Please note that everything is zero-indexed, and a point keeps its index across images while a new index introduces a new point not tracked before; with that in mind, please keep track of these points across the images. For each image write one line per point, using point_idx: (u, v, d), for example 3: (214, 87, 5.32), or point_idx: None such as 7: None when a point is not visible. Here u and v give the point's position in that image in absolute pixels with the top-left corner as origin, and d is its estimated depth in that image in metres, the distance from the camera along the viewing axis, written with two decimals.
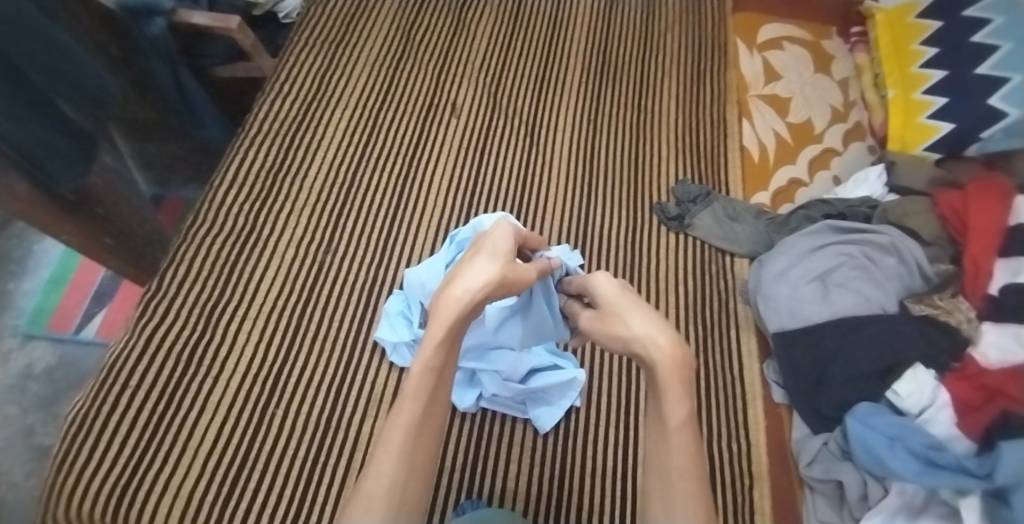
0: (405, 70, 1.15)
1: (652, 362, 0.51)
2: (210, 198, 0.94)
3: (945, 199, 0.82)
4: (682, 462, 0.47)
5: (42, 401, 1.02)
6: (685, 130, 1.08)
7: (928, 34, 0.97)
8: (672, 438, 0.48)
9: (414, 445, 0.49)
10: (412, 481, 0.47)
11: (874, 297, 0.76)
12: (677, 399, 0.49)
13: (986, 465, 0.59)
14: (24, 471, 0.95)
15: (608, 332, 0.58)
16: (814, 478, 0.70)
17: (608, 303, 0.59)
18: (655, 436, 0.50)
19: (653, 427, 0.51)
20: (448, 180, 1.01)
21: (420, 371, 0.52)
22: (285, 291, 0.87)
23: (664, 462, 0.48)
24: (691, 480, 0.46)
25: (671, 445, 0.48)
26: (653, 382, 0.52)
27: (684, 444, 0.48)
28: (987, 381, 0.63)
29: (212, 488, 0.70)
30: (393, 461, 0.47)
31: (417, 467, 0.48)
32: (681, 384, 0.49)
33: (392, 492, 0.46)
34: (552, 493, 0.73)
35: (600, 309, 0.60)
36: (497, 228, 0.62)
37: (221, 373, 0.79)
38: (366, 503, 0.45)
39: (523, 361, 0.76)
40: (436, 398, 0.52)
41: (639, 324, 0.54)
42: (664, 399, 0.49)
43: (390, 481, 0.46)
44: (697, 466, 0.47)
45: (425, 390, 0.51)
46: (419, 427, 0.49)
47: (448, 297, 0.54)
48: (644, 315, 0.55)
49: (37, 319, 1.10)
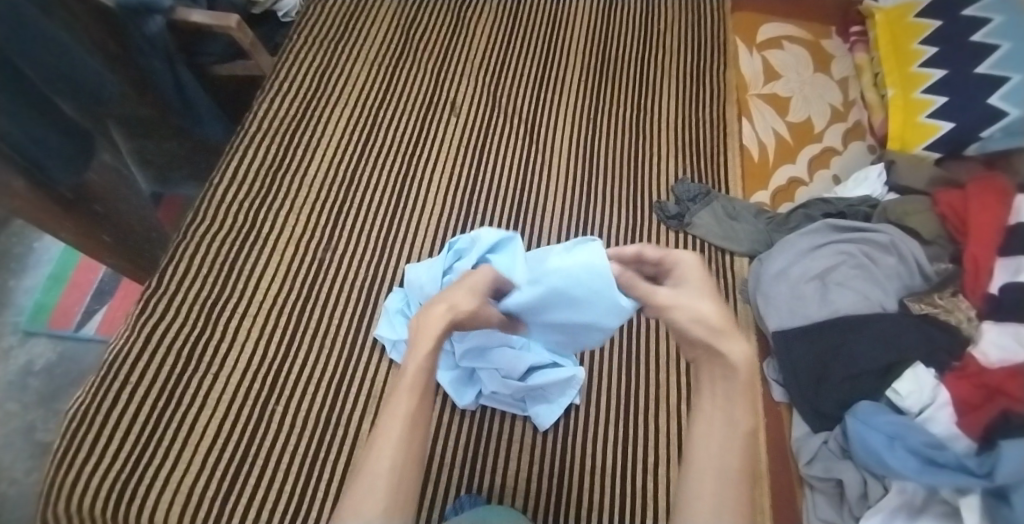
0: (404, 69, 1.15)
1: (731, 363, 0.42)
2: (210, 195, 0.94)
3: (946, 197, 0.82)
4: (737, 468, 0.40)
5: (43, 398, 1.02)
6: (684, 129, 1.08)
7: (927, 33, 0.97)
8: (734, 442, 0.41)
9: (412, 432, 0.44)
10: (410, 464, 0.43)
11: (873, 296, 0.76)
12: (743, 402, 0.42)
13: (987, 465, 0.59)
14: (25, 467, 0.95)
15: (691, 319, 0.44)
16: (814, 477, 0.70)
17: (692, 288, 0.47)
18: (710, 430, 0.42)
19: (705, 422, 0.42)
20: (447, 179, 1.01)
21: (412, 366, 0.46)
22: (285, 288, 0.87)
23: (719, 462, 0.40)
24: (741, 487, 0.40)
25: (730, 448, 0.41)
26: (720, 376, 0.43)
27: (743, 448, 0.41)
28: (987, 380, 0.63)
29: (212, 484, 0.70)
30: (393, 444, 0.43)
31: (416, 450, 0.44)
32: (751, 390, 0.42)
33: (390, 475, 0.42)
34: (552, 491, 0.73)
35: (672, 292, 0.46)
36: (480, 276, 0.54)
37: (221, 370, 0.79)
38: (367, 487, 0.41)
39: (523, 359, 0.73)
40: (430, 387, 0.46)
41: (716, 316, 0.44)
42: (734, 401, 0.42)
43: (389, 463, 0.42)
44: (748, 477, 0.40)
45: (420, 383, 0.45)
46: (415, 415, 0.44)
47: (431, 310, 0.48)
48: (717, 306, 0.45)
49: (37, 317, 1.10)
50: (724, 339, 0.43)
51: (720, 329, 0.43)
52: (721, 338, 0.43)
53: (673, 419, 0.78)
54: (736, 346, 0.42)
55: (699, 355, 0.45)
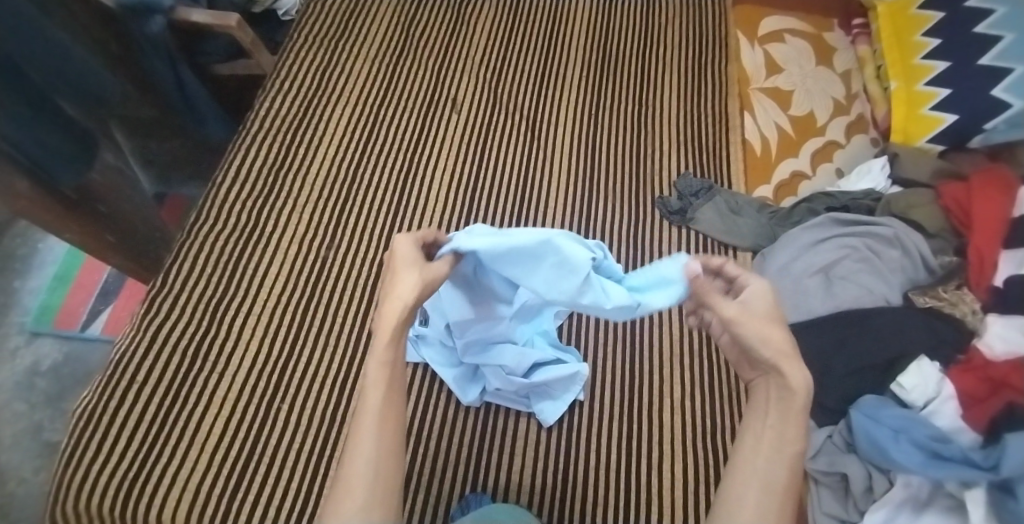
0: (405, 66, 1.15)
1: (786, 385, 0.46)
2: (213, 195, 0.94)
3: (949, 191, 0.82)
4: (784, 484, 0.44)
5: (50, 397, 1.03)
6: (686, 123, 1.07)
7: (931, 24, 0.96)
8: (781, 458, 0.45)
9: (384, 429, 0.46)
10: (387, 457, 0.45)
11: (878, 289, 0.76)
12: (794, 425, 0.45)
13: (992, 458, 0.59)
14: (33, 467, 0.95)
15: (756, 338, 0.46)
16: (819, 471, 0.69)
17: (761, 311, 0.48)
18: (760, 450, 0.45)
19: (754, 437, 0.47)
20: (450, 175, 1.01)
21: (374, 365, 0.48)
22: (289, 287, 0.87)
23: (767, 474, 0.44)
24: (786, 500, 0.44)
25: (777, 463, 0.44)
26: (773, 394, 0.47)
27: (791, 464, 0.45)
28: (993, 373, 0.63)
29: (220, 481, 0.70)
30: (365, 442, 0.45)
31: (391, 443, 0.46)
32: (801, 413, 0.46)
33: (366, 472, 0.44)
34: (558, 488, 0.73)
35: (742, 309, 0.47)
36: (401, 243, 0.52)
37: (227, 369, 0.79)
38: (346, 486, 0.43)
39: (526, 356, 0.73)
40: (396, 380, 0.48)
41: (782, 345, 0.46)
42: (785, 421, 0.46)
43: (365, 461, 0.44)
44: (793, 491, 0.44)
45: (383, 377, 0.47)
46: (383, 411, 0.47)
47: (384, 306, 0.48)
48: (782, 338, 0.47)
49: (42, 318, 1.10)
50: (789, 364, 0.46)
51: (782, 354, 0.46)
52: (785, 362, 0.46)
53: (677, 414, 0.78)
54: (796, 371, 0.46)
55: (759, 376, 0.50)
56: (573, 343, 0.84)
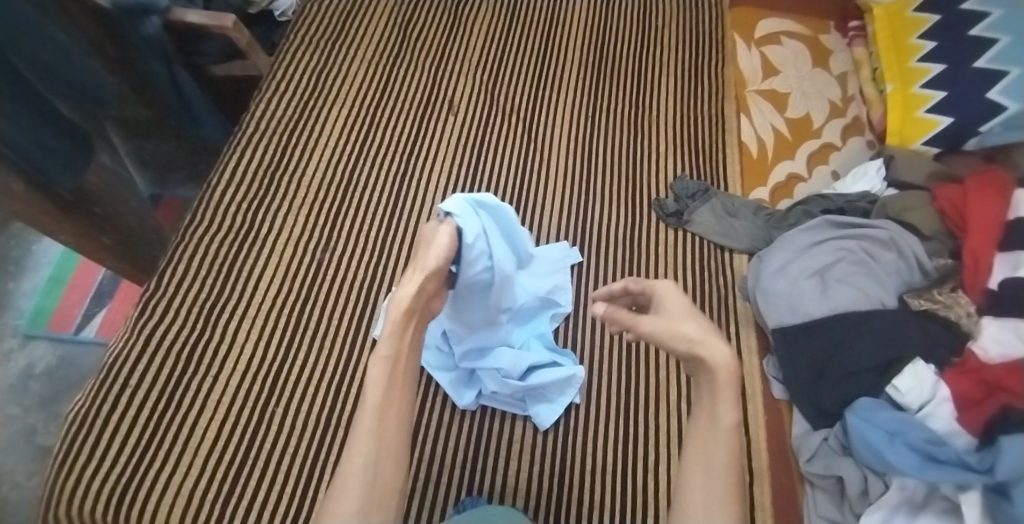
0: (402, 68, 1.15)
1: (712, 368, 0.48)
2: (208, 197, 0.94)
3: (945, 193, 0.82)
4: (725, 461, 0.45)
5: (44, 400, 1.02)
6: (682, 125, 1.07)
7: (926, 27, 0.97)
8: (718, 438, 0.46)
9: (384, 428, 0.47)
10: (385, 459, 0.46)
11: (873, 292, 0.76)
12: (727, 396, 0.47)
13: (987, 461, 0.59)
14: (26, 471, 0.95)
15: (682, 340, 0.50)
16: (815, 474, 0.70)
17: (676, 312, 0.53)
18: (701, 432, 0.47)
19: (696, 425, 0.48)
20: (446, 177, 1.01)
21: (375, 360, 0.49)
22: (284, 290, 0.87)
23: (706, 453, 0.46)
24: (728, 476, 0.44)
25: (714, 443, 0.46)
26: (704, 378, 0.49)
27: (729, 444, 0.46)
28: (987, 376, 0.63)
29: (213, 486, 0.70)
30: (365, 441, 0.45)
31: (390, 445, 0.47)
32: (733, 387, 0.47)
33: (364, 472, 0.44)
34: (553, 491, 0.73)
35: (657, 318, 0.53)
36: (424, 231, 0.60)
37: (220, 372, 0.79)
38: (341, 487, 0.44)
39: (523, 358, 0.74)
40: (398, 376, 0.49)
41: (698, 330, 0.50)
42: (717, 400, 0.47)
43: (364, 461, 0.45)
44: (735, 467, 0.45)
45: (386, 372, 0.49)
46: (384, 408, 0.47)
47: (392, 300, 0.52)
48: (702, 325, 0.50)
49: (36, 320, 1.10)
50: (704, 346, 0.49)
51: (699, 338, 0.49)
52: (700, 347, 0.49)
53: (675, 418, 0.78)
54: (715, 351, 0.48)
55: (692, 366, 0.51)
56: (570, 345, 0.84)
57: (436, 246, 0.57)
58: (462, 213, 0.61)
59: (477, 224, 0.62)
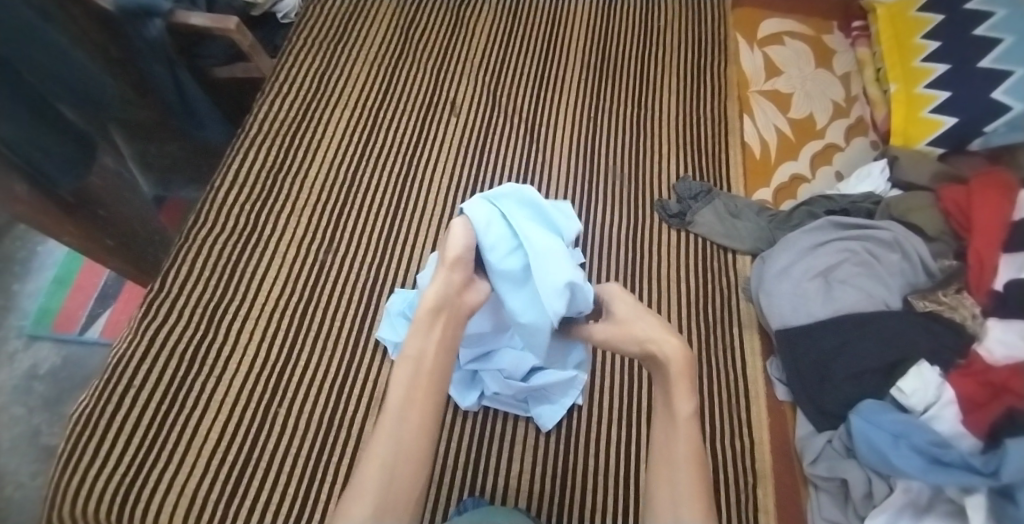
0: (404, 69, 1.15)
1: (665, 367, 0.55)
2: (211, 199, 0.94)
3: (950, 194, 0.81)
4: (686, 447, 0.51)
5: (48, 401, 1.03)
6: (685, 125, 1.07)
7: (930, 27, 0.96)
8: (680, 428, 0.53)
9: (403, 431, 0.50)
10: (403, 461, 0.49)
11: (878, 293, 0.76)
12: (681, 391, 0.54)
13: (992, 463, 0.58)
14: (30, 471, 0.95)
15: (637, 343, 0.57)
16: (818, 476, 0.69)
17: (626, 315, 0.59)
18: (663, 425, 0.54)
19: (658, 418, 0.55)
20: (448, 179, 1.01)
21: (400, 361, 0.53)
22: (287, 291, 0.87)
23: (669, 445, 0.52)
24: (691, 463, 0.51)
25: (677, 433, 0.52)
26: (660, 375, 0.56)
27: (688, 433, 0.52)
28: (993, 378, 0.63)
29: (217, 486, 0.70)
30: (383, 444, 0.48)
31: (408, 447, 0.49)
32: (686, 381, 0.54)
33: (381, 472, 0.47)
34: (556, 492, 0.73)
35: (611, 326, 0.60)
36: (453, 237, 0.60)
37: (224, 373, 0.79)
38: (360, 487, 0.47)
39: (525, 360, 0.73)
40: (421, 378, 0.52)
41: (649, 331, 0.56)
42: (674, 394, 0.54)
43: (381, 460, 0.48)
44: (696, 453, 0.51)
45: (406, 376, 0.52)
46: (404, 411, 0.50)
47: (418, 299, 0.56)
48: (653, 324, 0.57)
49: (41, 321, 1.10)
50: (656, 344, 0.56)
51: (648, 339, 0.56)
52: (653, 345, 0.56)
53: None
54: (666, 348, 0.55)
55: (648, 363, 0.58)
56: None
57: (453, 237, 0.58)
58: (475, 201, 0.60)
59: (492, 210, 0.59)
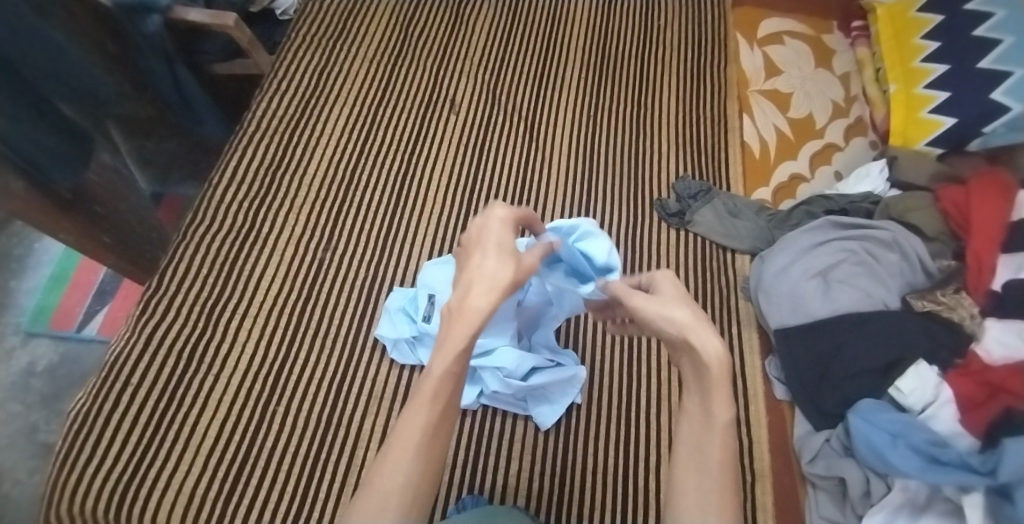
0: (403, 66, 1.15)
1: (702, 360, 0.45)
2: (209, 195, 0.94)
3: (948, 194, 0.82)
4: (719, 461, 0.42)
5: (45, 398, 1.02)
6: (684, 124, 1.07)
7: (929, 28, 0.96)
8: (713, 435, 0.44)
9: (429, 445, 0.41)
10: (426, 479, 0.41)
11: (876, 293, 0.76)
12: (721, 391, 0.44)
13: (989, 463, 0.59)
14: (27, 468, 0.95)
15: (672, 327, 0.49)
16: (816, 475, 0.70)
17: (667, 296, 0.52)
18: (694, 426, 0.45)
19: (688, 417, 0.46)
20: (448, 176, 1.01)
21: (438, 373, 0.43)
22: (285, 289, 0.87)
23: (699, 451, 0.44)
24: (724, 477, 0.42)
25: (709, 441, 0.43)
26: (694, 368, 0.47)
27: (723, 441, 0.43)
28: (991, 377, 0.63)
29: (214, 485, 0.70)
30: (410, 459, 0.40)
31: (432, 465, 0.41)
32: (726, 382, 0.45)
33: (405, 491, 0.39)
34: (554, 490, 0.73)
35: (648, 298, 0.52)
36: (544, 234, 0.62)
37: (222, 371, 0.79)
38: (379, 501, 0.38)
39: (526, 359, 0.72)
40: (455, 399, 0.44)
41: (686, 316, 0.49)
42: (710, 394, 0.45)
43: (403, 479, 0.39)
44: (731, 468, 0.43)
45: (445, 392, 0.43)
46: (435, 429, 0.42)
47: (464, 305, 0.44)
48: (692, 310, 0.49)
49: (38, 318, 1.10)
50: (696, 334, 0.47)
51: (688, 324, 0.48)
52: (691, 334, 0.47)
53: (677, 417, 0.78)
54: (703, 338, 0.46)
55: (677, 350, 0.50)
56: (570, 345, 0.84)
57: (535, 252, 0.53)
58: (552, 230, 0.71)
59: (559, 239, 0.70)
